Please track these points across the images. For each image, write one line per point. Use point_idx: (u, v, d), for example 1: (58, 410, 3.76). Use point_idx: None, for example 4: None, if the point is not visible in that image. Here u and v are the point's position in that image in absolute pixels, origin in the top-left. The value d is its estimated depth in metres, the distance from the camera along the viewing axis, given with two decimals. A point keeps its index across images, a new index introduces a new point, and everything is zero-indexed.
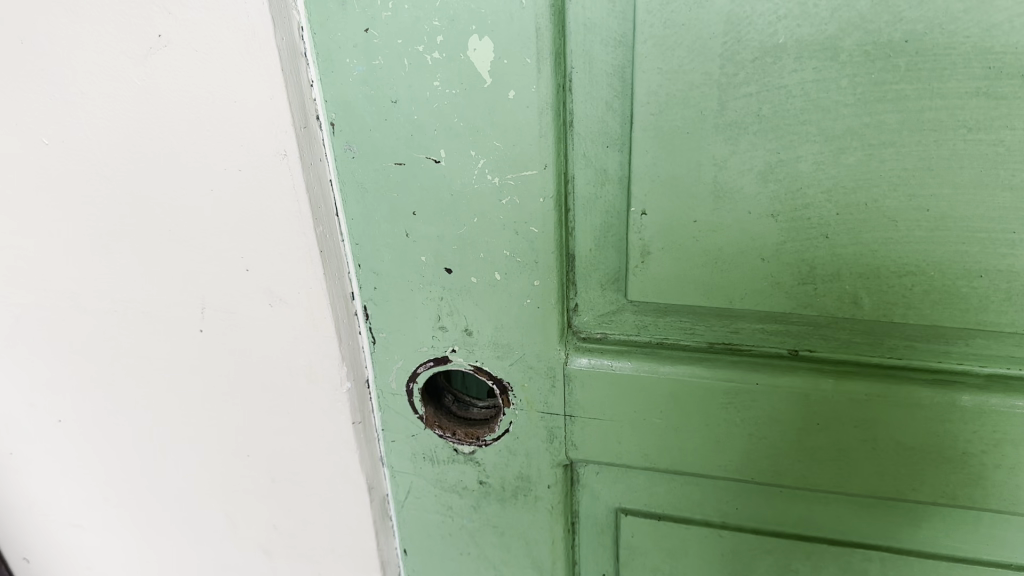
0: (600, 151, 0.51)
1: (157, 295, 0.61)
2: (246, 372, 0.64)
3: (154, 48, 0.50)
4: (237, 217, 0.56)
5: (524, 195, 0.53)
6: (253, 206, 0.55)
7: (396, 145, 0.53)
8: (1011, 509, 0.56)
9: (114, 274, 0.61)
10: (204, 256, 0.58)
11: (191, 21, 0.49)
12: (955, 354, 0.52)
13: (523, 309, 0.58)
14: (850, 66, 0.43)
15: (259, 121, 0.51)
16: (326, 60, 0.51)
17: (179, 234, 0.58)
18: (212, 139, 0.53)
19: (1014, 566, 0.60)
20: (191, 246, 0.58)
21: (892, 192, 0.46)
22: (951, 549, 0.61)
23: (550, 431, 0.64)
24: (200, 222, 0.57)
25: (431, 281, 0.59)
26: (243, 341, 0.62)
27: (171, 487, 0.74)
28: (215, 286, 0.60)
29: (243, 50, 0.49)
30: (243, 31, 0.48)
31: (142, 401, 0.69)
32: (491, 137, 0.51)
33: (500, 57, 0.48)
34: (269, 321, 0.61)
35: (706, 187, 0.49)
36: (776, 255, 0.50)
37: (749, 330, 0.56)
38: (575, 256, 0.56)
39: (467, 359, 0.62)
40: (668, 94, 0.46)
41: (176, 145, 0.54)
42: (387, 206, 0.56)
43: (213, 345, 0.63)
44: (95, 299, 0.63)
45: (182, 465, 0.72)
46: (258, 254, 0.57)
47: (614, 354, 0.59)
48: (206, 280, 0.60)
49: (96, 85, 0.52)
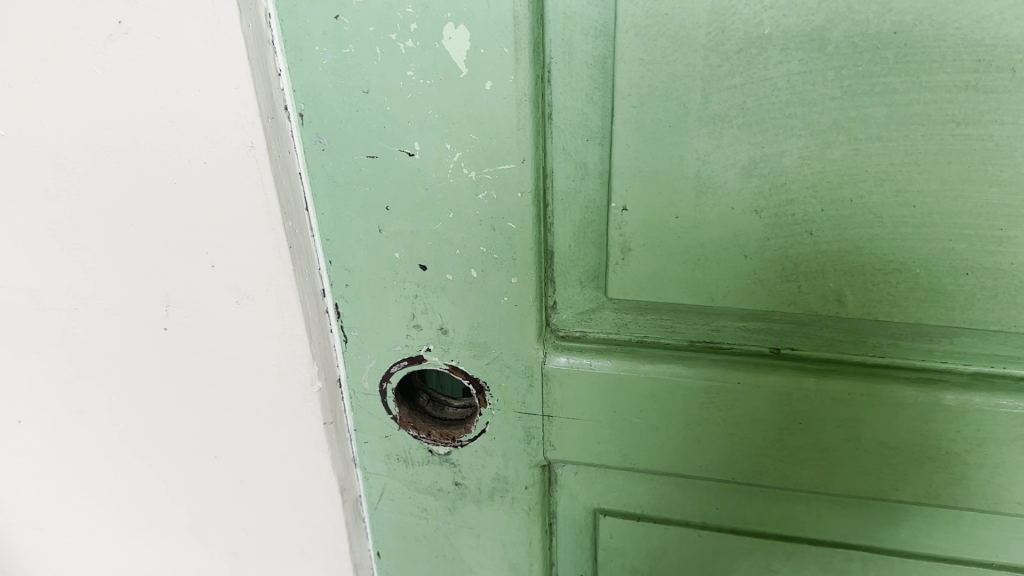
0: (581, 145, 0.50)
1: (120, 292, 0.59)
2: (215, 373, 0.62)
3: (113, 35, 0.48)
4: (202, 212, 0.54)
5: (502, 190, 0.51)
6: (219, 200, 0.53)
7: (368, 137, 0.51)
8: (994, 509, 0.55)
9: (74, 271, 0.58)
10: (169, 252, 0.56)
11: (152, 7, 0.47)
12: (940, 352, 0.52)
13: (500, 307, 0.56)
14: (837, 59, 0.42)
15: (224, 112, 0.49)
16: (294, 48, 0.49)
17: (143, 230, 0.55)
18: (176, 130, 0.51)
19: (994, 564, 0.60)
20: (156, 242, 0.56)
21: (878, 188, 0.45)
22: (932, 548, 0.60)
23: (528, 432, 0.62)
24: (165, 217, 0.54)
25: (405, 278, 0.57)
26: (210, 340, 0.60)
27: (138, 488, 0.72)
28: (180, 284, 0.58)
29: (207, 37, 0.47)
30: (207, 17, 0.46)
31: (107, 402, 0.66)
32: (467, 129, 0.49)
33: (476, 46, 0.46)
34: (238, 321, 0.59)
35: (689, 182, 0.48)
36: (759, 252, 0.49)
37: (731, 327, 0.55)
38: (554, 252, 0.55)
39: (442, 359, 0.60)
40: (651, 86, 0.45)
41: (138, 137, 0.51)
42: (359, 201, 0.54)
43: (179, 344, 0.61)
44: (55, 296, 0.60)
45: (149, 466, 0.70)
46: (225, 250, 0.55)
47: (593, 353, 0.58)
48: (171, 277, 0.57)
49: (52, 73, 0.50)
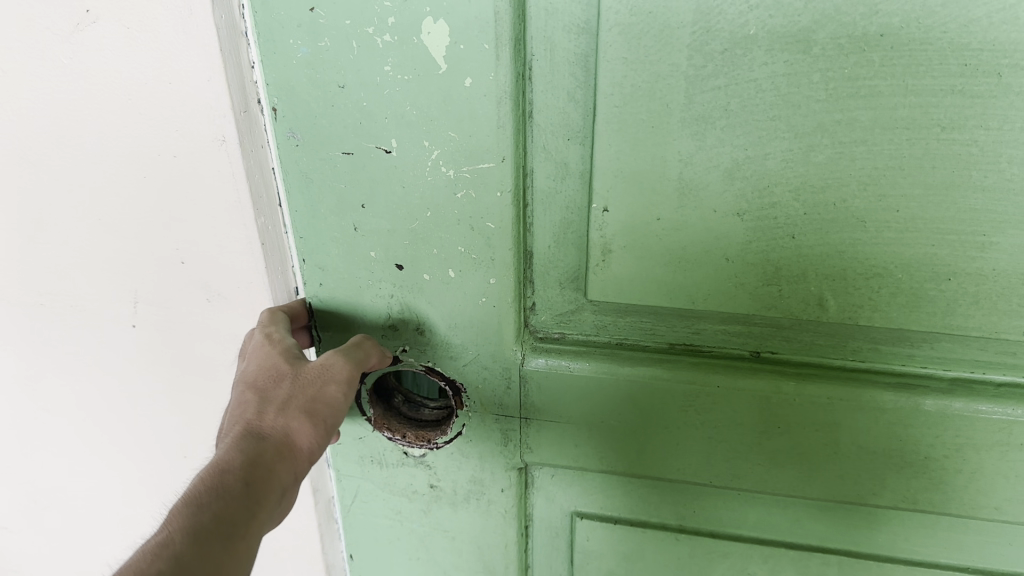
0: (561, 145, 0.49)
1: (103, 273, 0.63)
2: (193, 355, 0.66)
3: (81, 23, 0.51)
4: (177, 199, 0.57)
5: (481, 189, 0.50)
6: (192, 189, 0.56)
7: (344, 133, 0.50)
8: (972, 513, 0.55)
9: (59, 249, 0.62)
10: (147, 236, 0.60)
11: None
12: (921, 357, 0.51)
13: (478, 308, 0.55)
14: (822, 60, 0.41)
15: (195, 103, 0.52)
16: (268, 40, 0.47)
17: (122, 212, 0.59)
18: (150, 118, 0.54)
19: (970, 569, 0.60)
20: (136, 224, 0.60)
21: (861, 192, 0.45)
22: (909, 552, 0.61)
23: (505, 434, 0.62)
24: (145, 199, 0.58)
25: (380, 276, 0.56)
26: (189, 323, 0.64)
27: (129, 469, 0.75)
28: (159, 268, 0.62)
29: (177, 29, 0.50)
30: (176, 10, 0.49)
31: (91, 378, 0.70)
32: (446, 127, 0.48)
33: (456, 42, 0.45)
34: (214, 307, 0.63)
35: (671, 184, 0.47)
36: (740, 255, 0.48)
37: (711, 330, 0.54)
38: (533, 253, 0.54)
39: (419, 360, 0.59)
40: (634, 86, 0.44)
41: (114, 124, 0.55)
42: (334, 199, 0.53)
43: (158, 325, 0.65)
44: (43, 274, 0.64)
45: (134, 445, 0.74)
46: (201, 240, 0.59)
47: (572, 355, 0.57)
48: (150, 260, 0.61)
49: (30, 60, 0.53)
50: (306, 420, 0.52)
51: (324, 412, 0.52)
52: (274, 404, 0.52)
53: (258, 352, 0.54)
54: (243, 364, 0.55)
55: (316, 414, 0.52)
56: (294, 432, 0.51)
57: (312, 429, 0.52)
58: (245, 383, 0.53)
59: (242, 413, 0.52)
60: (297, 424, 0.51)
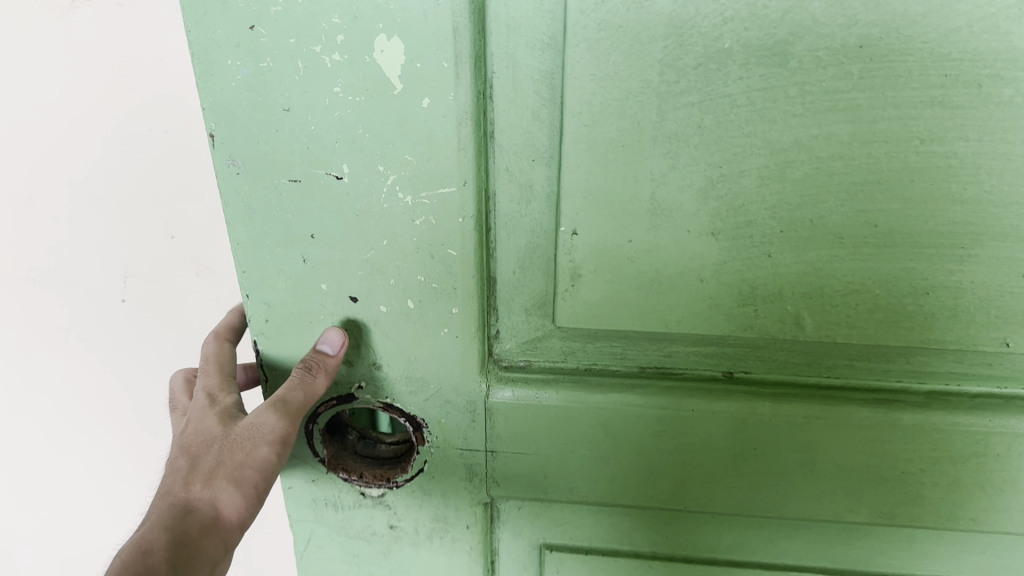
0: (526, 165, 0.46)
1: (87, 232, 0.72)
2: (173, 314, 0.78)
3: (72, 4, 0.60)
4: (159, 167, 0.68)
5: (441, 215, 0.47)
6: (177, 164, 0.68)
7: (289, 160, 0.46)
8: (948, 524, 0.55)
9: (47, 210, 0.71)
10: (132, 200, 0.70)
11: None
12: (896, 373, 0.51)
13: (440, 341, 0.52)
14: (800, 73, 0.40)
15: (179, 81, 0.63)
16: (203, 62, 0.43)
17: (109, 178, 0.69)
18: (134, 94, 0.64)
19: None
20: (125, 224, 0.72)
21: (839, 207, 0.43)
22: (886, 567, 0.60)
23: (470, 469, 0.58)
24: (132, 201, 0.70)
25: (333, 310, 0.52)
26: (170, 283, 0.75)
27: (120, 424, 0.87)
28: (142, 231, 0.72)
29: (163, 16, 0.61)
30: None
31: (77, 334, 0.79)
32: (402, 151, 0.45)
33: (411, 60, 0.42)
34: (192, 275, 0.75)
35: (643, 204, 0.45)
36: (715, 276, 0.47)
37: (683, 352, 0.52)
38: (496, 279, 0.51)
39: (376, 397, 0.56)
40: (604, 103, 0.42)
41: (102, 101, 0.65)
42: (280, 230, 0.49)
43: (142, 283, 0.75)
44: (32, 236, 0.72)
45: (118, 401, 0.85)
46: (185, 212, 0.71)
47: (540, 384, 0.54)
48: (133, 224, 0.72)
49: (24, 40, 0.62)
50: (231, 490, 0.50)
51: (249, 477, 0.50)
52: (202, 472, 0.51)
53: (199, 417, 0.54)
54: (179, 431, 0.54)
55: (242, 483, 0.50)
56: (221, 504, 0.50)
57: (237, 499, 0.50)
58: (180, 451, 0.52)
59: (176, 479, 0.51)
60: (221, 494, 0.50)
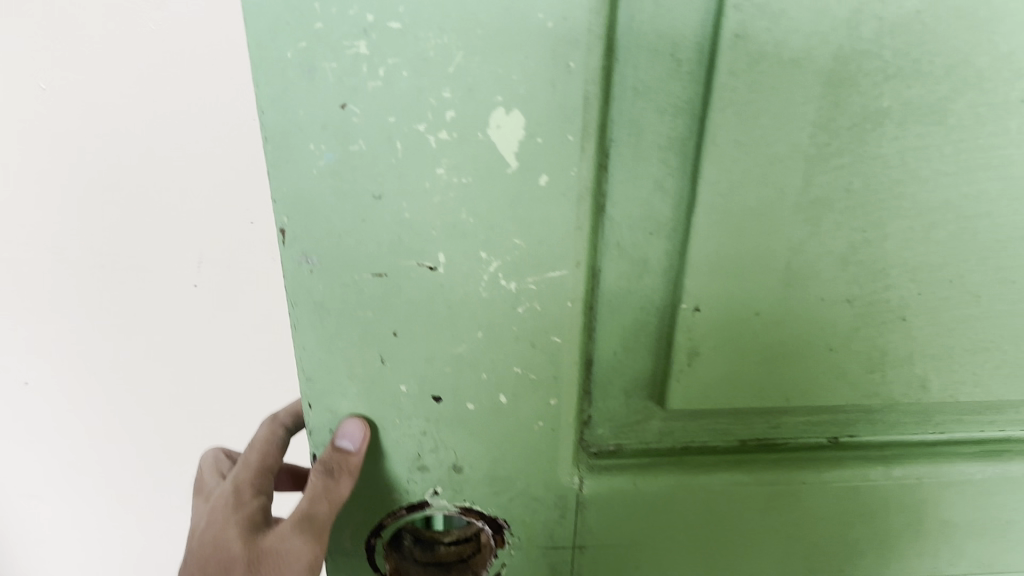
0: (641, 240, 0.42)
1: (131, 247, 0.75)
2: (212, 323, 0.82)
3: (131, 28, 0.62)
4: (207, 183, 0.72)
5: (547, 300, 0.42)
6: (222, 179, 0.71)
7: (375, 251, 0.40)
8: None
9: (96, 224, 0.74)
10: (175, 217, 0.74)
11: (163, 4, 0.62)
12: (1000, 422, 0.50)
13: (527, 438, 0.47)
14: (959, 130, 0.37)
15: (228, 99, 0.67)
16: (279, 147, 0.37)
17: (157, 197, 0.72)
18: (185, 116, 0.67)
19: None
20: (165, 222, 0.74)
21: (980, 265, 0.41)
22: None
23: (553, 569, 0.53)
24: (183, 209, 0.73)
25: (412, 413, 0.46)
26: (211, 294, 0.80)
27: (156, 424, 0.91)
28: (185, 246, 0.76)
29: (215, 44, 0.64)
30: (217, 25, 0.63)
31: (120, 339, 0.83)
32: (510, 233, 0.40)
33: (531, 134, 0.37)
34: (227, 283, 0.79)
35: (776, 274, 0.41)
36: (845, 343, 0.44)
37: (793, 423, 0.49)
38: (596, 362, 0.46)
39: (453, 502, 0.49)
40: (747, 170, 0.38)
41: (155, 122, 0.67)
42: (355, 329, 0.43)
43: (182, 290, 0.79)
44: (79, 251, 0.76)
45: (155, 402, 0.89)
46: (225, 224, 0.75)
47: (636, 470, 0.50)
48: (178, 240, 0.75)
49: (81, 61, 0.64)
50: None
51: None
52: None
53: (223, 520, 0.55)
54: (196, 541, 0.56)
55: None
56: None
57: None
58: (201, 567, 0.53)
59: None
60: None
